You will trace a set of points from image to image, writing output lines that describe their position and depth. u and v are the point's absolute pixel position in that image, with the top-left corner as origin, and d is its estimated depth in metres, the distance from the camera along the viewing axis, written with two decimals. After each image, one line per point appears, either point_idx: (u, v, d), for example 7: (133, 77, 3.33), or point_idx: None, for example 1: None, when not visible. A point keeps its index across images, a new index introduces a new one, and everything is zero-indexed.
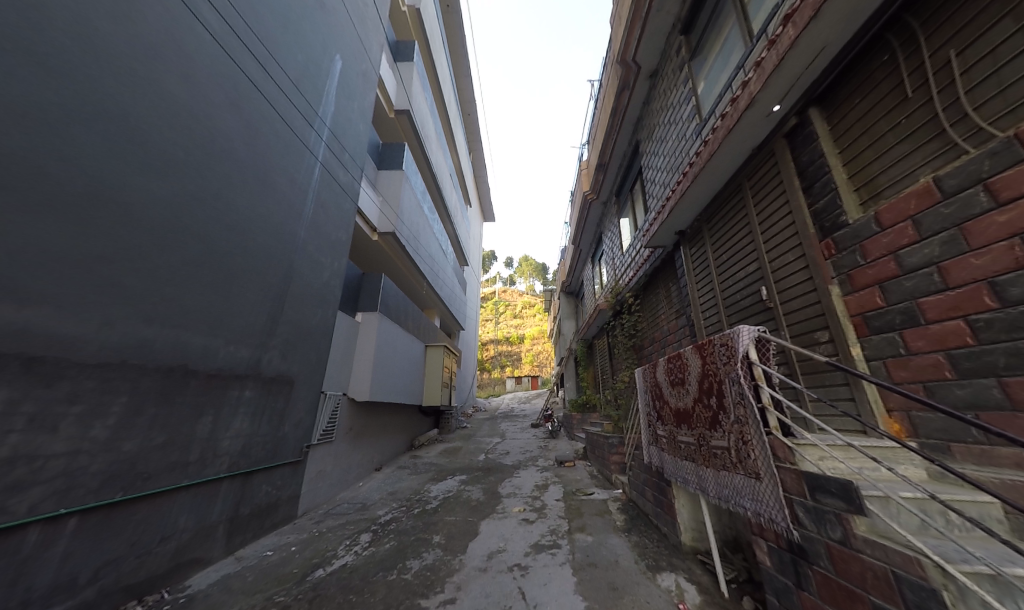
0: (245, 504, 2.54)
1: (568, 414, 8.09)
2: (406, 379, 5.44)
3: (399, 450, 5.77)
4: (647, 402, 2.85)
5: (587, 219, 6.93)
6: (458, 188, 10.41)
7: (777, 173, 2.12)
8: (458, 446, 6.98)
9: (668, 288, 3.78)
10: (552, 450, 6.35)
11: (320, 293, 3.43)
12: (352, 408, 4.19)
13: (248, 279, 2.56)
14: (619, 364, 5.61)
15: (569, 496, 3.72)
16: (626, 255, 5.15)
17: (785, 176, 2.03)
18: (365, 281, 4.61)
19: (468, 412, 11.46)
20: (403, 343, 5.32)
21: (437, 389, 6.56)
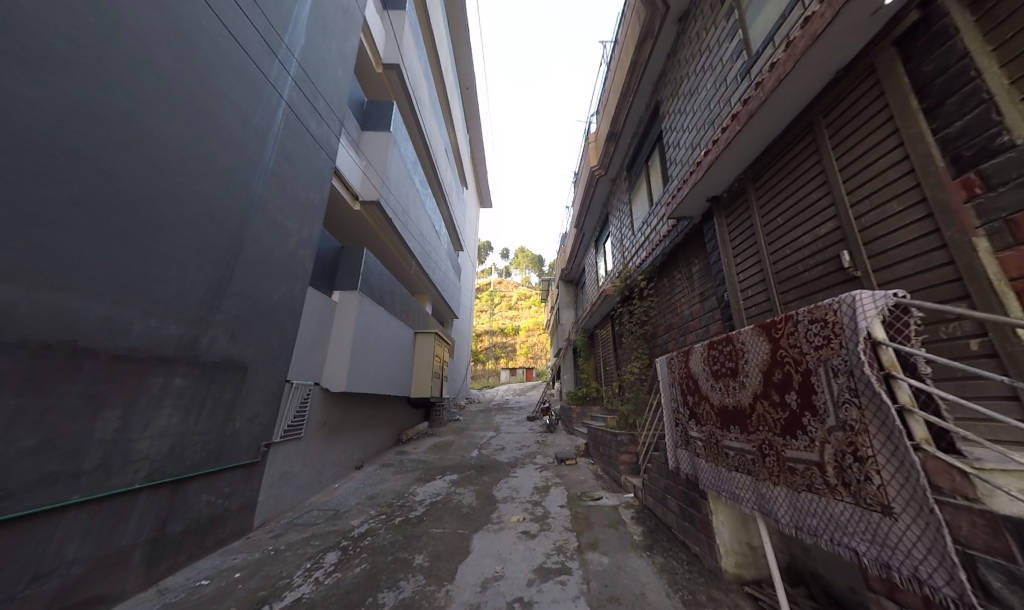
0: (176, 520, 2.03)
1: (567, 407, 7.67)
2: (392, 369, 4.92)
3: (383, 445, 5.28)
4: (676, 395, 2.30)
5: (593, 198, 6.34)
6: (453, 165, 9.72)
7: (878, 97, 1.52)
8: (449, 440, 6.52)
9: (692, 265, 3.25)
10: (550, 446, 5.91)
11: (285, 264, 2.89)
12: (327, 400, 3.67)
13: (182, 236, 2.02)
14: (626, 354, 5.13)
15: (573, 501, 3.26)
16: (638, 233, 4.62)
17: (895, 97, 1.43)
18: (343, 256, 4.05)
19: (461, 404, 11.02)
20: (388, 328, 4.79)
21: (427, 379, 6.05)
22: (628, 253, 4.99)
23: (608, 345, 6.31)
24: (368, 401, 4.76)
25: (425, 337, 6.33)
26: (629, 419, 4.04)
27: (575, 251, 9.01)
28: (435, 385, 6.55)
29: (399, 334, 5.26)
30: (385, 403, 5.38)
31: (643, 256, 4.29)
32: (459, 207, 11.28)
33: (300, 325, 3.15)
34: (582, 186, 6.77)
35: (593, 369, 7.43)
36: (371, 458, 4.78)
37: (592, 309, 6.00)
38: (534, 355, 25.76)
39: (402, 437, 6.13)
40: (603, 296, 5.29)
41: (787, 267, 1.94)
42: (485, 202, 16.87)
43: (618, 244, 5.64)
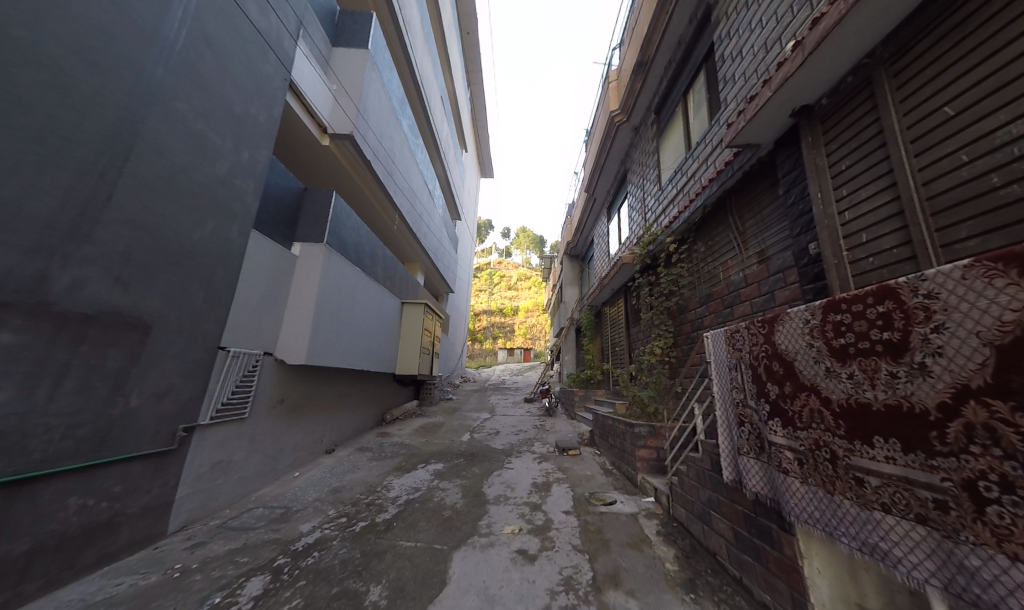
0: (20, 537, 1.41)
1: (568, 390, 7.11)
2: (370, 340, 4.29)
3: (362, 426, 4.72)
4: (740, 383, 1.63)
5: (610, 153, 5.50)
6: (450, 121, 8.78)
7: None
8: (438, 422, 5.98)
9: (748, 217, 2.54)
10: (549, 432, 5.34)
11: (206, 189, 2.17)
12: (282, 373, 3.04)
13: (5, 116, 1.31)
14: (641, 333, 4.47)
15: (579, 506, 2.66)
16: (666, 187, 3.88)
17: None
18: (307, 201, 3.33)
19: (454, 383, 10.54)
20: (366, 293, 4.13)
21: (413, 355, 5.45)
22: (652, 214, 4.22)
23: (619, 324, 5.63)
24: (342, 376, 4.16)
25: (412, 307, 5.67)
26: (645, 407, 3.42)
27: (583, 222, 8.19)
28: (425, 362, 5.95)
29: (380, 302, 4.59)
30: (364, 379, 4.78)
31: (673, 213, 3.54)
32: (458, 172, 10.40)
33: (238, 276, 2.49)
34: (598, 141, 5.91)
35: (599, 351, 6.75)
36: (346, 440, 4.22)
37: (604, 281, 5.28)
38: (533, 337, 25.23)
39: (385, 418, 5.57)
40: (617, 266, 4.56)
41: (959, 186, 1.22)
42: (486, 172, 15.86)
43: (637, 205, 4.85)
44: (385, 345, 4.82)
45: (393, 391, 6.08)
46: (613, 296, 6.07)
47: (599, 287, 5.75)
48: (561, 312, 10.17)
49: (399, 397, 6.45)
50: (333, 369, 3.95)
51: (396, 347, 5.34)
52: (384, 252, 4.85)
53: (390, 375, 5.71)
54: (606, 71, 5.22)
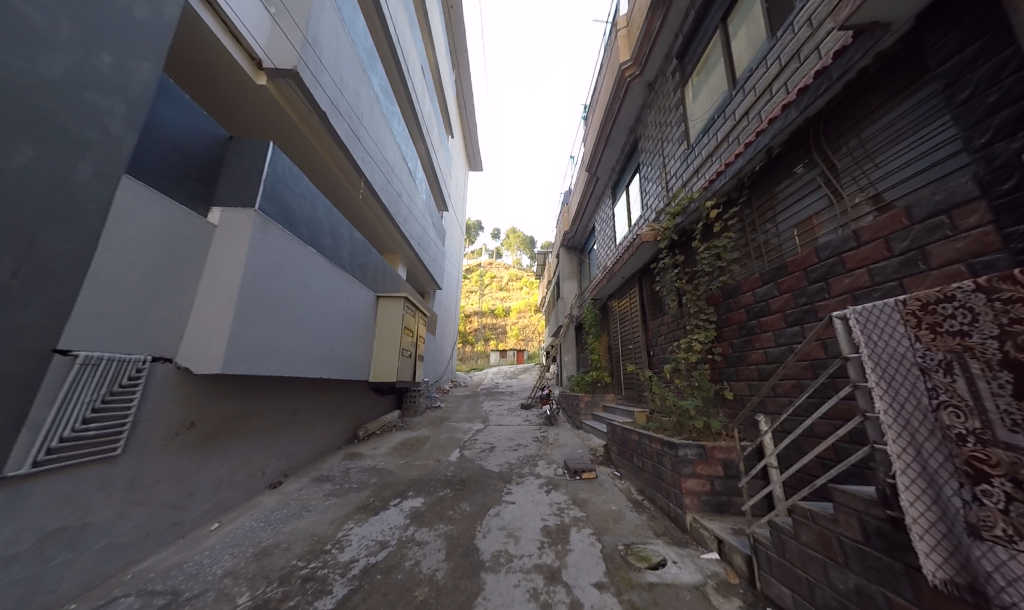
0: None
1: (570, 395, 6.29)
2: (330, 340, 3.43)
3: (324, 449, 3.82)
4: (961, 400, 0.88)
5: (617, 119, 4.77)
6: (434, 99, 7.99)
7: None
8: (423, 437, 5.10)
9: (854, 153, 1.82)
10: (552, 447, 4.50)
11: (20, 97, 1.38)
12: (189, 387, 2.17)
13: None
14: (667, 325, 3.71)
15: (616, 572, 1.83)
16: (698, 141, 3.14)
17: None
18: (232, 153, 2.48)
19: (444, 389, 9.63)
20: (323, 281, 3.27)
21: (391, 358, 4.61)
22: (676, 179, 3.48)
23: (633, 318, 4.84)
24: (292, 387, 3.28)
25: (389, 301, 4.81)
26: (684, 419, 2.61)
27: (583, 207, 7.43)
28: (406, 367, 5.08)
29: (344, 294, 3.73)
30: (326, 390, 3.90)
31: (712, 170, 2.79)
32: (443, 158, 9.60)
33: (98, 243, 1.65)
34: (601, 108, 5.19)
35: (606, 350, 5.95)
36: (300, 469, 3.32)
37: (615, 266, 4.51)
38: (528, 337, 24.43)
39: (355, 436, 4.66)
40: (635, 245, 3.80)
41: None
42: (474, 165, 15.08)
43: (653, 175, 4.11)
44: (353, 346, 3.96)
45: (368, 402, 5.18)
46: (622, 287, 5.31)
47: (608, 273, 4.98)
48: (558, 308, 9.36)
49: (377, 409, 5.55)
50: (278, 378, 3.07)
51: (368, 349, 4.46)
52: (350, 233, 4.00)
53: (365, 383, 4.83)
54: (611, 20, 4.49)
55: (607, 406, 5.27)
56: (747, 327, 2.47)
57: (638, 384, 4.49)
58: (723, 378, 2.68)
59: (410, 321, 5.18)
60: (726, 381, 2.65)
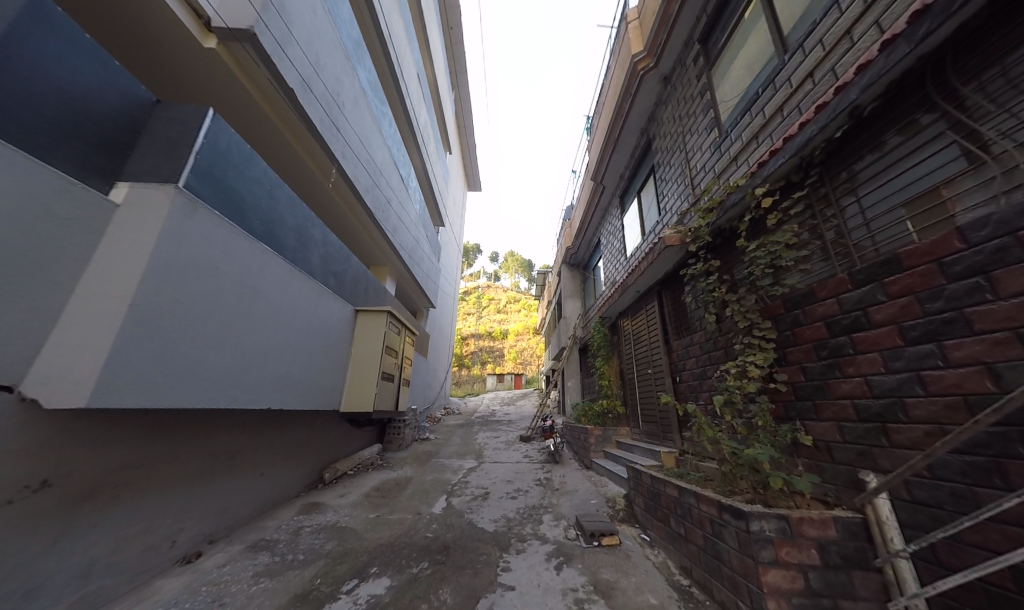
0: None
1: (574, 427, 5.53)
2: (286, 362, 2.79)
3: (270, 502, 3.06)
4: None
5: (627, 119, 4.35)
6: (431, 110, 7.74)
7: None
8: (401, 480, 4.33)
9: (1006, 93, 1.29)
10: (557, 495, 3.71)
11: None
12: (41, 429, 1.52)
13: None
14: (699, 345, 3.07)
15: None
16: (732, 124, 2.65)
17: None
18: (155, 121, 1.95)
19: (434, 417, 8.79)
20: (281, 289, 2.69)
21: (367, 380, 4.01)
22: (705, 172, 2.97)
23: (650, 339, 4.18)
24: (228, 424, 2.59)
25: (371, 318, 4.24)
26: (748, 474, 1.92)
27: (587, 220, 6.96)
28: (387, 395, 4.39)
29: (310, 306, 3.13)
30: (279, 425, 3.19)
31: (761, 150, 2.28)
32: (440, 173, 9.30)
33: None
34: (609, 110, 4.80)
35: (617, 375, 5.22)
36: (229, 533, 2.57)
37: (630, 278, 3.93)
38: (527, 361, 23.53)
39: (320, 482, 3.89)
40: (658, 250, 3.23)
41: None
42: (473, 185, 14.92)
43: (673, 173, 3.62)
44: (318, 370, 3.31)
45: (338, 437, 4.42)
46: (634, 303, 4.69)
47: (621, 287, 4.38)
48: (560, 330, 8.68)
49: (350, 444, 4.77)
50: (207, 411, 2.40)
51: (340, 373, 3.82)
52: (321, 236, 3.44)
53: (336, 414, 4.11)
54: (621, 13, 4.15)
55: (621, 444, 4.49)
56: (828, 347, 1.85)
57: (660, 417, 3.77)
58: (794, 417, 2.02)
59: (394, 342, 4.55)
60: (799, 421, 1.98)
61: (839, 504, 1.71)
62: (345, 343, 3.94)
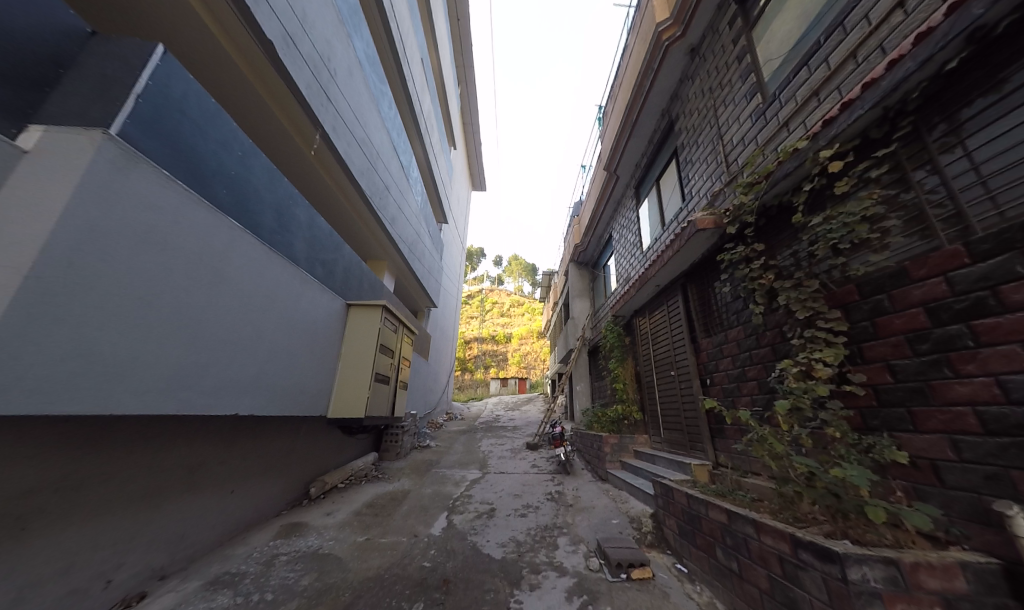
0: None
1: (586, 434, 5.13)
2: (245, 361, 2.40)
3: (236, 527, 2.67)
4: None
5: (647, 98, 4.02)
6: (435, 101, 7.41)
7: None
8: (397, 495, 3.93)
9: None
10: (573, 512, 3.31)
11: None
12: None
13: None
14: (736, 343, 2.69)
15: None
16: (782, 85, 2.30)
17: None
18: (88, 56, 1.58)
19: (435, 422, 8.37)
20: (239, 274, 2.30)
21: (360, 384, 3.62)
22: (745, 143, 2.61)
23: (672, 338, 3.80)
24: (175, 439, 2.19)
25: (364, 313, 3.86)
26: (826, 499, 1.53)
27: (597, 214, 6.58)
28: (381, 399, 3.99)
29: (281, 297, 2.75)
30: (247, 436, 2.79)
31: (829, 105, 1.91)
32: (443, 168, 8.98)
33: None
34: (628, 90, 4.47)
35: (633, 378, 4.81)
36: (181, 570, 2.17)
37: (651, 269, 3.55)
38: (529, 365, 23.27)
39: (306, 498, 3.49)
40: (687, 235, 2.87)
41: None
42: (477, 184, 14.59)
43: (701, 152, 3.27)
44: (292, 370, 2.91)
45: (328, 446, 4.02)
46: (653, 299, 4.31)
47: (641, 280, 4.00)
48: (567, 332, 8.26)
49: (342, 453, 4.37)
50: (140, 421, 2.00)
51: (326, 375, 3.42)
52: (301, 220, 3.07)
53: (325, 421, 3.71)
54: None
55: (641, 454, 4.07)
56: (931, 339, 1.46)
57: (686, 425, 3.37)
58: (878, 427, 1.63)
59: (389, 340, 4.15)
60: (887, 431, 1.59)
61: (957, 542, 1.32)
62: (333, 341, 3.55)
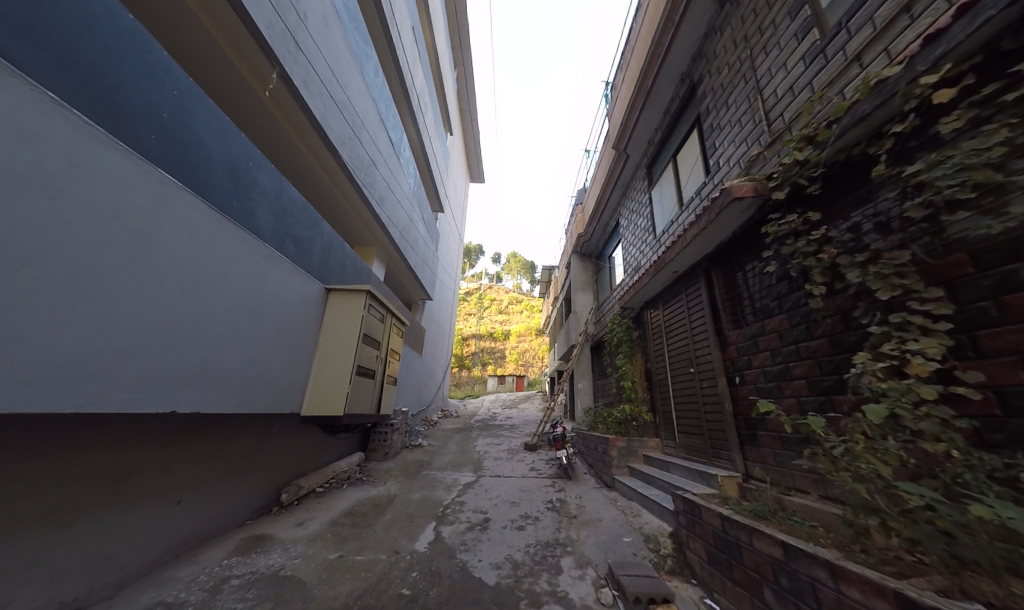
0: None
1: (590, 436, 4.71)
2: (187, 350, 1.95)
3: (182, 544, 2.26)
4: None
5: (666, 58, 3.55)
6: (429, 77, 6.93)
7: None
8: (380, 502, 3.53)
9: None
10: (578, 527, 2.91)
11: None
12: None
13: None
14: (777, 335, 2.27)
15: None
16: (855, 12, 1.85)
17: None
18: None
19: (429, 420, 7.97)
20: (172, 242, 1.83)
21: (340, 379, 3.19)
22: (795, 93, 2.14)
23: (690, 330, 3.35)
24: (83, 450, 1.75)
25: (346, 299, 3.42)
26: (936, 542, 1.11)
27: (603, 199, 6.11)
28: (365, 396, 3.57)
29: (236, 277, 2.28)
30: (197, 439, 2.37)
31: (932, 18, 1.44)
32: (440, 153, 8.51)
33: None
34: (642, 53, 4.00)
35: (643, 375, 4.37)
36: (101, 601, 1.77)
37: (671, 252, 3.11)
38: (528, 361, 22.95)
39: (277, 506, 3.09)
40: (717, 207, 2.43)
41: None
42: (475, 175, 14.13)
43: (732, 113, 2.81)
44: (256, 362, 2.47)
45: (305, 447, 3.61)
46: (667, 288, 3.86)
47: (655, 265, 3.55)
48: (569, 326, 7.83)
49: (323, 454, 3.96)
50: (30, 423, 1.56)
51: (300, 367, 3.00)
52: (267, 187, 2.61)
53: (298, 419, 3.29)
54: None
55: (653, 460, 3.65)
56: None
57: (707, 429, 2.96)
58: (1006, 445, 1.19)
59: (375, 330, 3.72)
60: (1022, 449, 1.16)
61: None
62: (308, 329, 3.11)
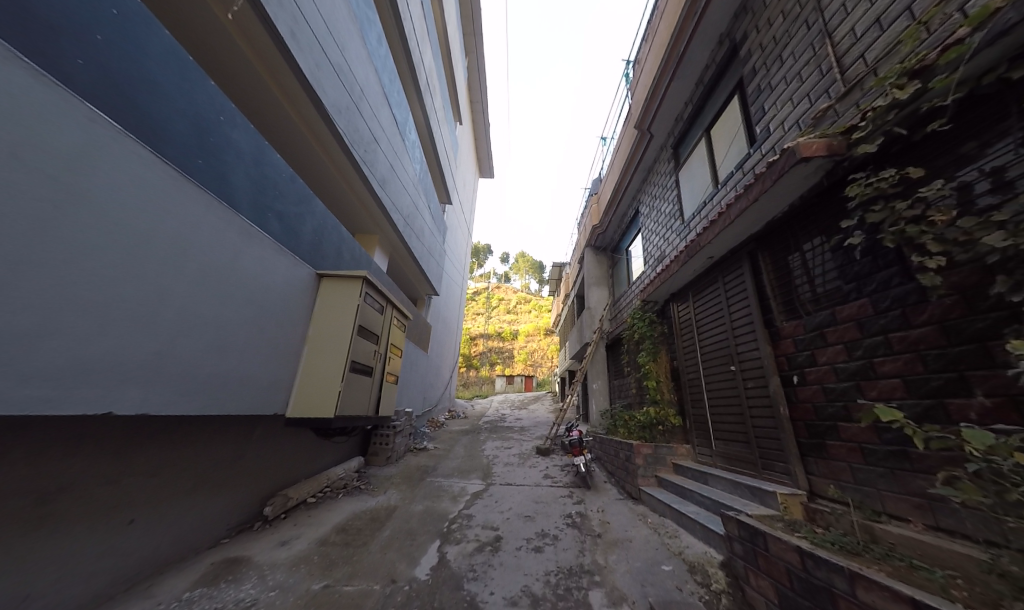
0: None
1: (609, 441, 4.31)
2: (133, 336, 1.56)
3: (135, 572, 1.86)
4: None
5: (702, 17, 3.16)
6: (436, 59, 6.58)
7: None
8: (379, 515, 3.13)
9: None
10: (606, 550, 2.50)
11: None
12: None
13: None
14: (854, 322, 1.88)
15: None
16: None
17: None
18: None
19: (435, 421, 7.59)
20: (110, 205, 1.43)
21: (332, 375, 2.79)
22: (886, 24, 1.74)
23: (728, 323, 2.96)
24: None
25: (340, 285, 3.04)
26: None
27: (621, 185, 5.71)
28: (360, 396, 3.18)
29: (202, 253, 1.87)
30: (154, 447, 1.97)
31: None
32: (447, 142, 8.16)
33: None
34: (672, 17, 3.61)
35: (669, 375, 3.97)
36: None
37: (711, 231, 2.72)
38: (534, 362, 22.51)
39: (262, 522, 2.66)
40: (778, 170, 2.04)
41: None
42: (484, 171, 13.79)
43: (788, 68, 2.41)
44: (225, 356, 2.07)
45: (296, 453, 3.20)
46: (699, 277, 3.46)
47: (689, 250, 3.16)
48: (581, 323, 7.42)
49: (319, 460, 3.57)
50: None
51: (283, 362, 2.60)
52: (243, 149, 2.21)
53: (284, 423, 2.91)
54: None
55: (685, 469, 3.26)
56: None
57: (755, 436, 2.56)
58: None
59: (372, 321, 3.33)
60: None
61: None
62: (295, 318, 2.72)
